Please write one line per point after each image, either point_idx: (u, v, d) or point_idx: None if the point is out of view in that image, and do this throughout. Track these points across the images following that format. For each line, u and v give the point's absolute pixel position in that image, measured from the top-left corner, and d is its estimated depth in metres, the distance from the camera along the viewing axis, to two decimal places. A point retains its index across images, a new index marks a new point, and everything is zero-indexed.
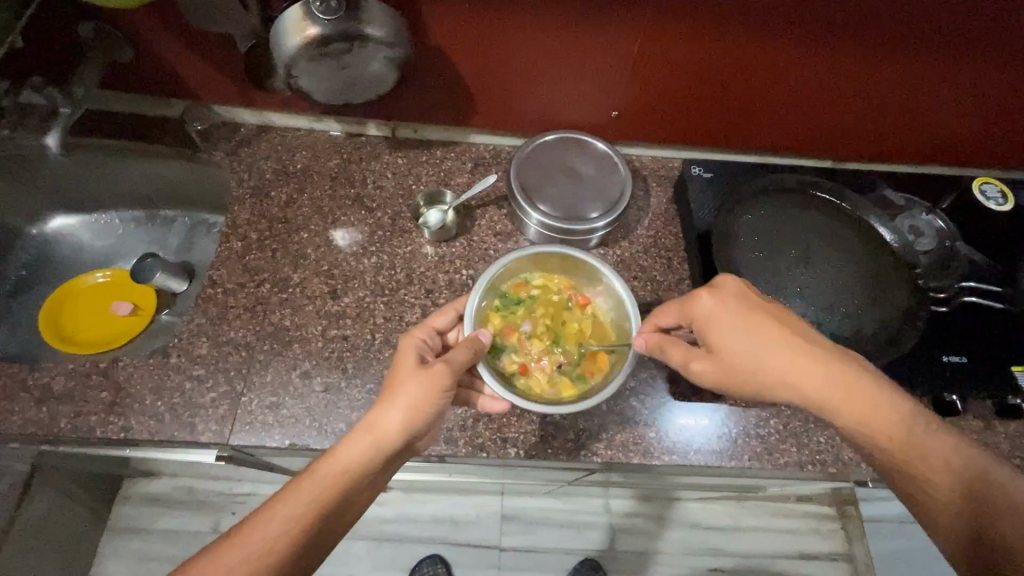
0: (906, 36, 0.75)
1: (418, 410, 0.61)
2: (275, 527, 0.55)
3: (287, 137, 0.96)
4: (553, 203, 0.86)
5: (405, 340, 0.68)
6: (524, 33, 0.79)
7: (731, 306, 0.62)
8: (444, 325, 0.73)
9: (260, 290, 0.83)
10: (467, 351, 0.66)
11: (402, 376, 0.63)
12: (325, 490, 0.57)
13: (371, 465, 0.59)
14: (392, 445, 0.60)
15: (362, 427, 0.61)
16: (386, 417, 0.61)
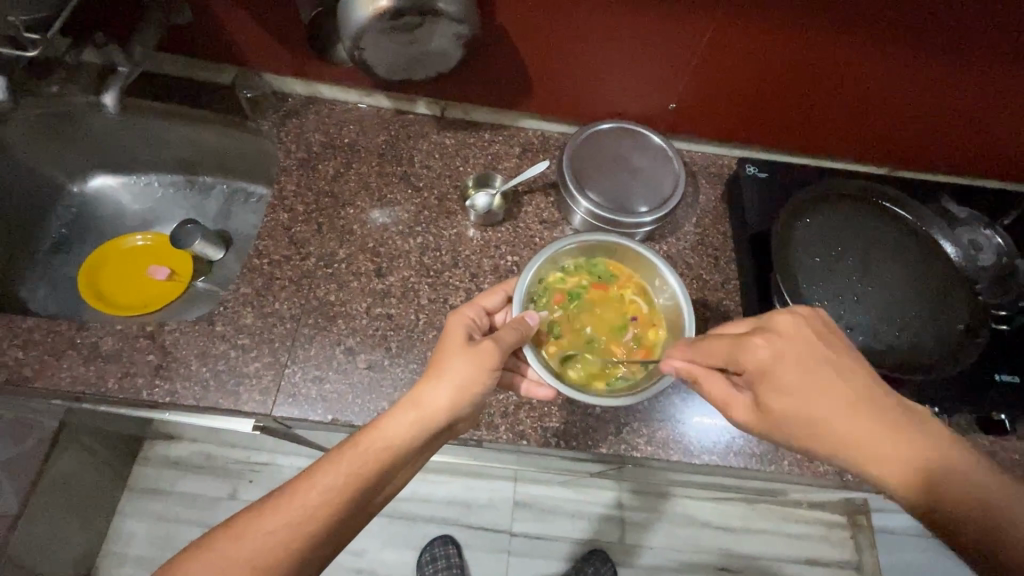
0: (988, 47, 0.73)
1: (466, 387, 0.60)
2: (315, 497, 0.54)
3: (336, 110, 0.95)
4: (603, 194, 0.85)
5: (452, 317, 0.68)
6: (587, 19, 0.77)
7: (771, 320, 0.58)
8: (494, 306, 0.72)
9: (305, 264, 0.82)
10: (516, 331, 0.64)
11: (450, 352, 0.62)
12: (368, 463, 0.56)
13: (414, 441, 0.59)
14: (437, 422, 0.60)
15: (408, 402, 0.60)
16: (431, 394, 0.60)
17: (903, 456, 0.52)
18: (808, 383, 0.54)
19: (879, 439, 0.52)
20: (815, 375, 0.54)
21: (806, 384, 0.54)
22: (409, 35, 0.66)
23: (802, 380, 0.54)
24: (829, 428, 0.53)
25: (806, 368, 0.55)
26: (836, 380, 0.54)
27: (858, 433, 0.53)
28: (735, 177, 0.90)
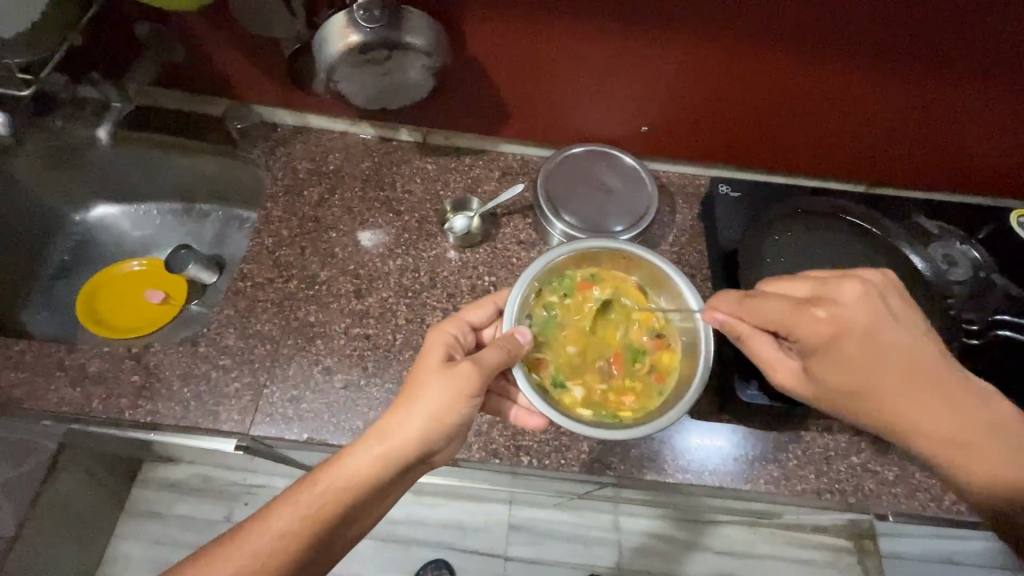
0: (947, 63, 0.74)
1: (438, 416, 0.61)
2: (269, 538, 0.58)
3: (322, 139, 0.99)
4: (577, 215, 0.87)
5: (433, 337, 0.69)
6: (555, 46, 0.80)
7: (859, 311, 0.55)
8: (479, 320, 0.74)
9: (288, 286, 0.85)
10: (501, 351, 0.65)
11: (425, 376, 0.63)
12: (327, 504, 0.59)
13: (384, 471, 0.61)
14: (405, 453, 0.61)
15: (376, 435, 0.62)
16: (402, 423, 0.61)
17: (947, 429, 0.56)
18: (864, 361, 0.55)
19: (927, 416, 0.56)
20: (876, 354, 0.55)
21: (859, 360, 0.55)
22: (380, 67, 0.70)
23: (862, 357, 0.55)
24: (877, 404, 0.56)
25: (867, 346, 0.55)
26: (892, 359, 0.56)
27: (907, 413, 0.56)
28: (708, 196, 0.90)
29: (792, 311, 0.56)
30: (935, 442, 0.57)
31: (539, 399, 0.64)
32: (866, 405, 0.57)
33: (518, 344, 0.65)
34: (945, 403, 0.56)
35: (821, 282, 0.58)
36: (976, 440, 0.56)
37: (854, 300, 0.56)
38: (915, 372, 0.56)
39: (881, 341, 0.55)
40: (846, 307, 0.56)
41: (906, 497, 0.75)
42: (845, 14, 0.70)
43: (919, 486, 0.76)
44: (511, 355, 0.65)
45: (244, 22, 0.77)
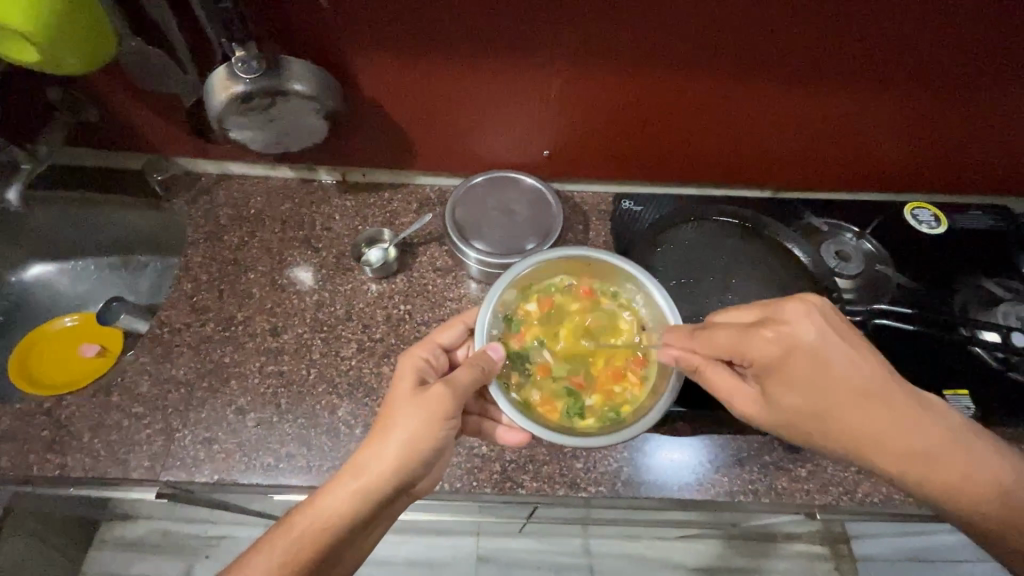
0: (816, 72, 0.78)
1: (415, 442, 0.61)
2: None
3: (244, 185, 1.03)
4: (487, 240, 0.90)
5: (404, 362, 0.69)
6: (448, 84, 0.83)
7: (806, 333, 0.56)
8: (451, 340, 0.74)
9: (204, 329, 0.86)
10: (476, 368, 0.65)
11: (397, 403, 0.63)
12: (307, 546, 0.58)
13: (363, 507, 0.60)
14: (382, 487, 0.60)
15: (351, 471, 0.60)
16: (376, 455, 0.60)
17: (917, 446, 0.55)
18: (818, 383, 0.56)
19: (899, 437, 0.55)
20: (829, 372, 0.55)
21: (811, 383, 0.56)
22: (268, 113, 0.74)
23: (816, 380, 0.56)
24: (839, 426, 0.56)
25: (816, 366, 0.55)
26: (848, 380, 0.55)
27: (870, 433, 0.55)
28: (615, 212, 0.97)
29: (733, 335, 0.59)
30: (915, 464, 0.55)
31: (521, 418, 0.65)
32: (827, 430, 0.56)
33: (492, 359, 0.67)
34: (910, 420, 0.55)
35: (768, 306, 0.59)
36: (944, 453, 0.55)
37: (805, 320, 0.56)
38: (875, 393, 0.55)
39: (835, 365, 0.55)
40: (794, 327, 0.56)
41: (818, 492, 0.76)
42: (706, 39, 0.74)
43: (831, 480, 0.77)
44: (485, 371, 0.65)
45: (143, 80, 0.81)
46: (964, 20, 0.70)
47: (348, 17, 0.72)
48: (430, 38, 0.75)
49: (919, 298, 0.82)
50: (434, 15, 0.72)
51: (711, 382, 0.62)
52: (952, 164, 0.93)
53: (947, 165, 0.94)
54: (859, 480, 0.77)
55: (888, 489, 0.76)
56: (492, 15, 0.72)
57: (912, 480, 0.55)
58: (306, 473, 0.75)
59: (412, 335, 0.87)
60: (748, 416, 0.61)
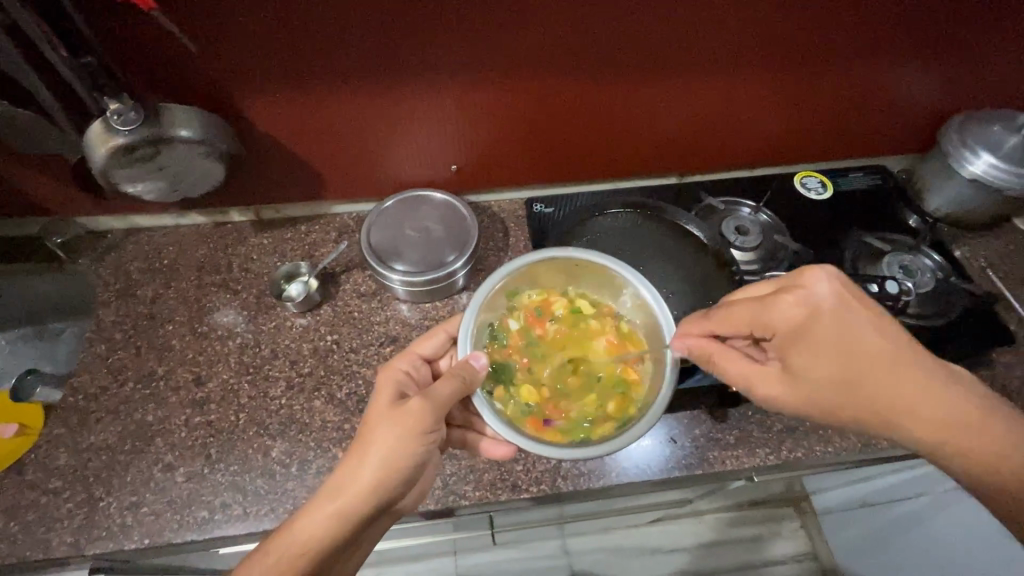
0: (689, 63, 0.83)
1: (395, 458, 0.60)
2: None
3: (155, 236, 1.00)
4: (407, 261, 0.90)
5: (386, 374, 0.70)
6: (344, 114, 0.84)
7: (827, 304, 0.58)
8: (432, 351, 0.77)
9: (123, 389, 0.83)
10: (456, 380, 0.64)
11: (376, 418, 0.63)
12: (287, 571, 0.56)
13: (342, 527, 0.59)
14: (361, 506, 0.59)
15: (330, 490, 0.59)
16: (355, 473, 0.60)
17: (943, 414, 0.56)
18: (840, 353, 0.57)
19: (930, 406, 0.56)
20: (851, 342, 0.57)
21: (832, 354, 0.58)
22: (154, 164, 0.73)
23: (841, 348, 0.57)
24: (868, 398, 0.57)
25: (840, 334, 0.57)
26: (874, 349, 0.57)
27: (897, 402, 0.56)
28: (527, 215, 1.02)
29: (754, 307, 0.61)
30: (947, 435, 0.55)
31: (507, 431, 0.63)
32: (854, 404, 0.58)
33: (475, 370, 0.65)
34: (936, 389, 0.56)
35: (787, 277, 0.62)
36: (969, 420, 0.55)
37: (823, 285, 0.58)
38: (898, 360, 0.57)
39: (860, 332, 0.57)
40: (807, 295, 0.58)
41: (747, 457, 0.80)
42: (584, 41, 0.78)
43: (757, 443, 0.80)
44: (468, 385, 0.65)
45: (22, 144, 0.78)
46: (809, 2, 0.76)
47: (227, 58, 0.72)
48: (316, 70, 0.76)
49: (813, 260, 0.88)
50: (315, 47, 0.73)
51: (722, 365, 0.64)
52: (830, 132, 1.01)
53: (825, 135, 1.01)
54: (782, 439, 0.81)
55: (810, 442, 0.81)
56: (374, 42, 0.73)
57: (946, 449, 0.56)
58: (242, 520, 0.73)
59: (342, 364, 0.86)
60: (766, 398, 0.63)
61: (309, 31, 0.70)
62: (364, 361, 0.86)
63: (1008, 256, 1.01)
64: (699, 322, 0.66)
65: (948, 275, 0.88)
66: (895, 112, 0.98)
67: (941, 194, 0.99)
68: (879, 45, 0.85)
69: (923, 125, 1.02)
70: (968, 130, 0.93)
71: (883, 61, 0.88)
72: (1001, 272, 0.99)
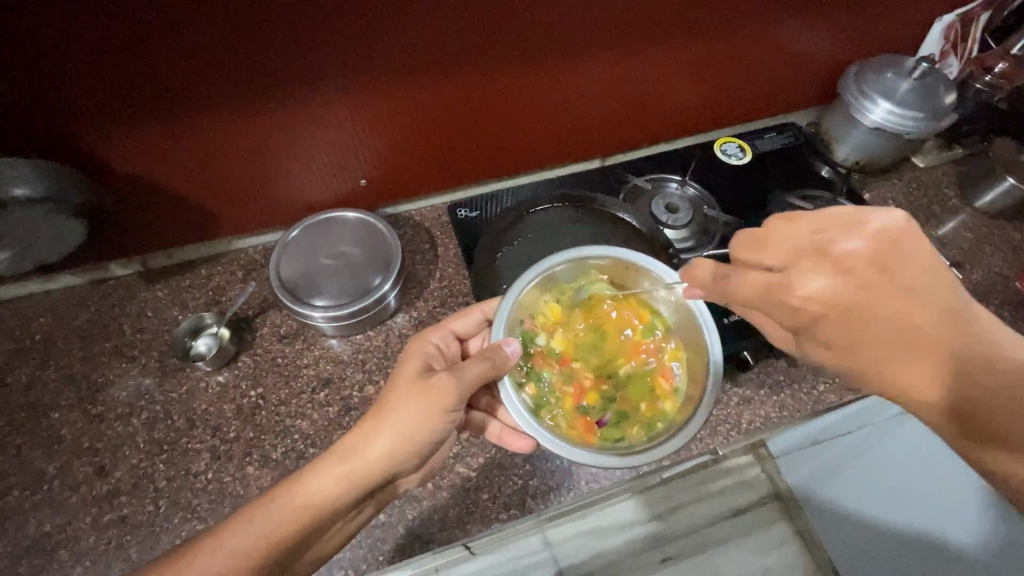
0: (596, 43, 0.80)
1: (412, 431, 0.59)
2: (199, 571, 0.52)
3: (19, 307, 0.84)
4: (329, 293, 0.82)
5: (415, 347, 0.68)
6: (226, 142, 0.73)
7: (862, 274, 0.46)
8: (465, 329, 0.74)
9: (7, 500, 0.70)
10: (485, 363, 0.60)
11: (398, 386, 0.62)
12: (285, 525, 0.55)
13: (347, 494, 0.58)
14: (370, 477, 0.58)
15: (344, 453, 0.58)
16: (371, 437, 0.59)
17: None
18: (899, 321, 0.46)
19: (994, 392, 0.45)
20: (917, 305, 0.46)
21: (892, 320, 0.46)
22: None
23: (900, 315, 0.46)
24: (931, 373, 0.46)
25: (903, 298, 0.46)
26: (954, 317, 0.46)
27: (970, 384, 0.46)
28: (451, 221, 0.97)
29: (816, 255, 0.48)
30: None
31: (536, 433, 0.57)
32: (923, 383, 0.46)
33: (504, 356, 0.61)
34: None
35: (840, 217, 0.48)
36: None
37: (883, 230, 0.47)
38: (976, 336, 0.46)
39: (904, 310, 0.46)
40: (876, 237, 0.47)
41: (710, 437, 0.79)
42: (486, 32, 0.71)
43: (717, 421, 0.80)
44: (495, 372, 0.61)
45: None
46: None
47: (64, 94, 0.60)
48: (182, 95, 0.65)
49: (741, 229, 0.88)
50: (175, 70, 0.62)
51: (756, 326, 0.56)
52: (740, 96, 1.01)
53: (735, 99, 1.02)
54: (740, 411, 0.81)
55: (766, 411, 0.81)
56: (245, 56, 0.63)
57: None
58: None
59: (271, 420, 0.77)
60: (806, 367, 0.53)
61: (162, 52, 0.60)
62: (297, 412, 0.77)
63: (912, 195, 1.06)
64: (703, 271, 0.56)
65: None
66: (798, 69, 1.00)
67: (848, 143, 1.03)
68: (777, 4, 0.85)
69: (825, 78, 1.04)
70: (866, 79, 0.96)
71: (782, 20, 0.89)
72: (908, 211, 1.04)
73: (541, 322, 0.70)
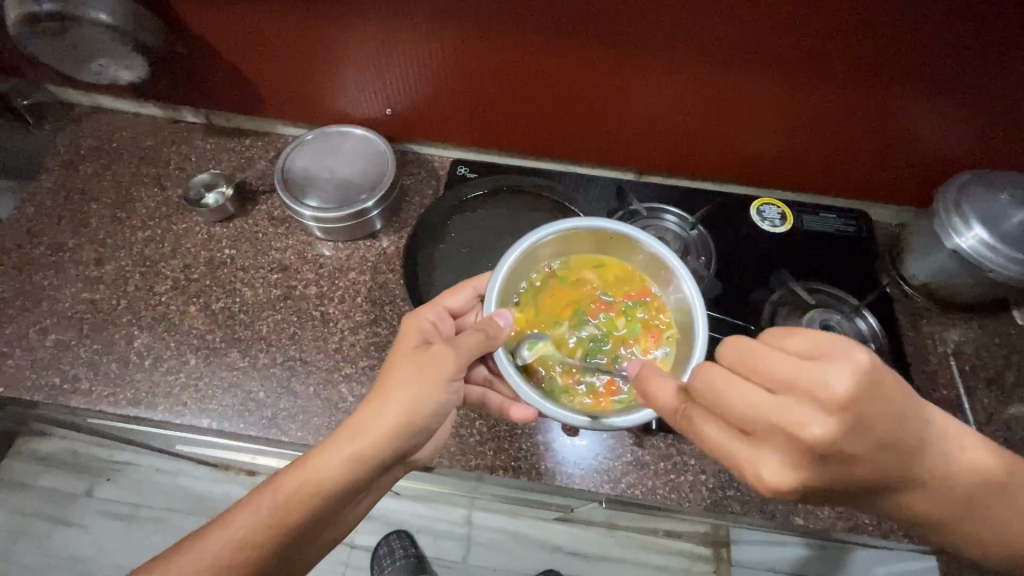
0: (640, 45, 0.75)
1: (415, 407, 0.58)
2: (209, 556, 0.55)
3: (115, 118, 1.03)
4: (322, 197, 0.89)
5: (409, 325, 0.66)
6: (274, 31, 0.81)
7: (862, 396, 0.39)
8: (461, 304, 0.72)
9: (34, 252, 0.89)
10: (480, 335, 0.60)
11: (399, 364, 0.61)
12: (299, 501, 0.55)
13: (356, 473, 0.57)
14: (378, 457, 0.57)
15: (347, 435, 0.57)
16: (375, 417, 0.57)
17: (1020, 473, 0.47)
18: (843, 455, 0.40)
19: (927, 456, 0.44)
20: (856, 450, 0.40)
21: (857, 458, 0.41)
22: (65, 40, 0.74)
23: (850, 454, 0.40)
24: (859, 484, 0.43)
25: (863, 415, 0.40)
26: (886, 447, 0.41)
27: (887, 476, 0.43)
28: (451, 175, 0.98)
29: (763, 402, 0.41)
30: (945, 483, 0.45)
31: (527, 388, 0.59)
32: (938, 481, 0.45)
33: (499, 328, 0.62)
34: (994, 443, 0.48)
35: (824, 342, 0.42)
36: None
37: (844, 388, 0.39)
38: (910, 443, 0.42)
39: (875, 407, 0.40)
40: (852, 379, 0.39)
41: (582, 478, 0.74)
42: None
43: (598, 467, 0.74)
44: (491, 339, 0.61)
45: None
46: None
47: None
48: None
49: (720, 295, 0.80)
50: None
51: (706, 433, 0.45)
52: (809, 159, 0.89)
53: (802, 161, 0.90)
54: (627, 471, 0.74)
55: (654, 483, 0.74)
56: None
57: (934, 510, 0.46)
58: (84, 396, 0.77)
59: (227, 279, 0.87)
60: (749, 479, 0.43)
61: None
62: (248, 281, 0.87)
63: (985, 348, 0.86)
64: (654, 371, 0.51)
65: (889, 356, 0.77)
66: (892, 151, 0.84)
67: (922, 259, 0.86)
68: (880, 65, 0.72)
69: (927, 173, 0.87)
70: (969, 191, 0.78)
71: (883, 87, 0.75)
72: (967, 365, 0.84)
73: (533, 298, 0.71)
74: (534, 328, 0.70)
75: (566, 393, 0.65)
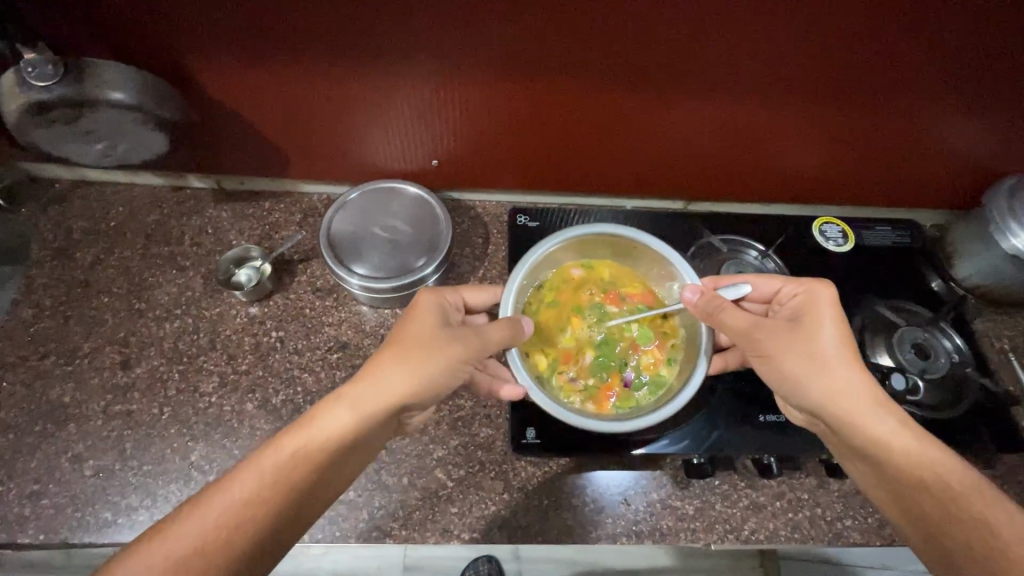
0: (712, 87, 0.71)
1: (429, 375, 0.57)
2: (218, 511, 0.48)
3: (105, 192, 0.90)
4: (371, 265, 0.81)
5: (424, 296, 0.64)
6: (305, 90, 0.72)
7: (825, 314, 0.63)
8: (477, 302, 0.70)
9: (43, 363, 0.77)
10: (508, 328, 0.62)
11: (414, 338, 0.58)
12: (303, 461, 0.52)
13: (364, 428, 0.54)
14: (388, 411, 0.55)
15: (355, 391, 0.55)
16: (388, 372, 0.56)
17: (962, 481, 0.56)
18: (812, 362, 0.61)
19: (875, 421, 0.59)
20: (823, 363, 0.61)
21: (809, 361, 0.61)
22: (76, 125, 0.65)
23: (817, 358, 0.61)
24: (816, 390, 0.61)
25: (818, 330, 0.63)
26: (850, 375, 0.60)
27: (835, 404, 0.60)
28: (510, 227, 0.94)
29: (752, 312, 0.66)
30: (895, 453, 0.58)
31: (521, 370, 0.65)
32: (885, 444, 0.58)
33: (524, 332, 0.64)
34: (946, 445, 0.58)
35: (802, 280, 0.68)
36: (988, 499, 0.55)
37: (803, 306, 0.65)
38: (857, 393, 0.59)
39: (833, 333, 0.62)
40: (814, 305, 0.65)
41: (704, 531, 0.72)
42: (611, 44, 0.64)
43: (718, 517, 0.73)
44: (516, 330, 0.63)
45: None
46: (881, 33, 0.62)
47: (172, 17, 0.60)
48: (279, 38, 0.63)
49: None
50: (276, 18, 0.60)
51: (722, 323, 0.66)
52: (864, 179, 0.89)
53: (857, 180, 0.90)
54: (746, 517, 0.73)
55: (775, 526, 0.73)
56: (344, 16, 0.61)
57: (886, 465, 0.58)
58: (147, 527, 0.68)
59: (282, 366, 0.79)
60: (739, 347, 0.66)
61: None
62: (306, 366, 0.79)
63: None
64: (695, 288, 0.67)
65: (965, 364, 0.81)
66: (949, 168, 0.85)
67: (973, 262, 0.89)
68: (957, 93, 0.70)
69: (976, 184, 0.89)
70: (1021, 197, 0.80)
71: (954, 112, 0.74)
72: None
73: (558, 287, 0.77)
74: (550, 313, 0.75)
75: (560, 382, 0.71)
